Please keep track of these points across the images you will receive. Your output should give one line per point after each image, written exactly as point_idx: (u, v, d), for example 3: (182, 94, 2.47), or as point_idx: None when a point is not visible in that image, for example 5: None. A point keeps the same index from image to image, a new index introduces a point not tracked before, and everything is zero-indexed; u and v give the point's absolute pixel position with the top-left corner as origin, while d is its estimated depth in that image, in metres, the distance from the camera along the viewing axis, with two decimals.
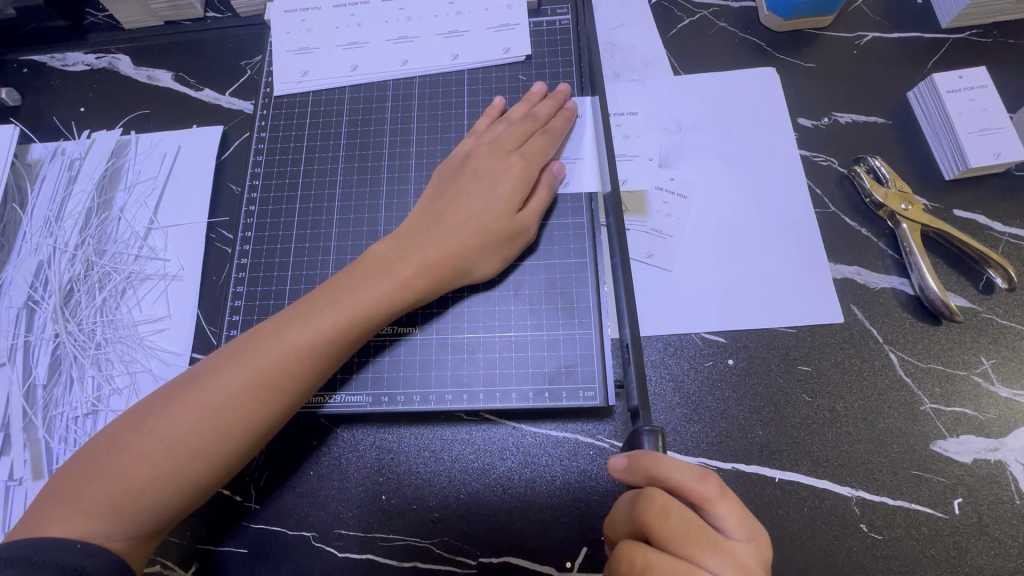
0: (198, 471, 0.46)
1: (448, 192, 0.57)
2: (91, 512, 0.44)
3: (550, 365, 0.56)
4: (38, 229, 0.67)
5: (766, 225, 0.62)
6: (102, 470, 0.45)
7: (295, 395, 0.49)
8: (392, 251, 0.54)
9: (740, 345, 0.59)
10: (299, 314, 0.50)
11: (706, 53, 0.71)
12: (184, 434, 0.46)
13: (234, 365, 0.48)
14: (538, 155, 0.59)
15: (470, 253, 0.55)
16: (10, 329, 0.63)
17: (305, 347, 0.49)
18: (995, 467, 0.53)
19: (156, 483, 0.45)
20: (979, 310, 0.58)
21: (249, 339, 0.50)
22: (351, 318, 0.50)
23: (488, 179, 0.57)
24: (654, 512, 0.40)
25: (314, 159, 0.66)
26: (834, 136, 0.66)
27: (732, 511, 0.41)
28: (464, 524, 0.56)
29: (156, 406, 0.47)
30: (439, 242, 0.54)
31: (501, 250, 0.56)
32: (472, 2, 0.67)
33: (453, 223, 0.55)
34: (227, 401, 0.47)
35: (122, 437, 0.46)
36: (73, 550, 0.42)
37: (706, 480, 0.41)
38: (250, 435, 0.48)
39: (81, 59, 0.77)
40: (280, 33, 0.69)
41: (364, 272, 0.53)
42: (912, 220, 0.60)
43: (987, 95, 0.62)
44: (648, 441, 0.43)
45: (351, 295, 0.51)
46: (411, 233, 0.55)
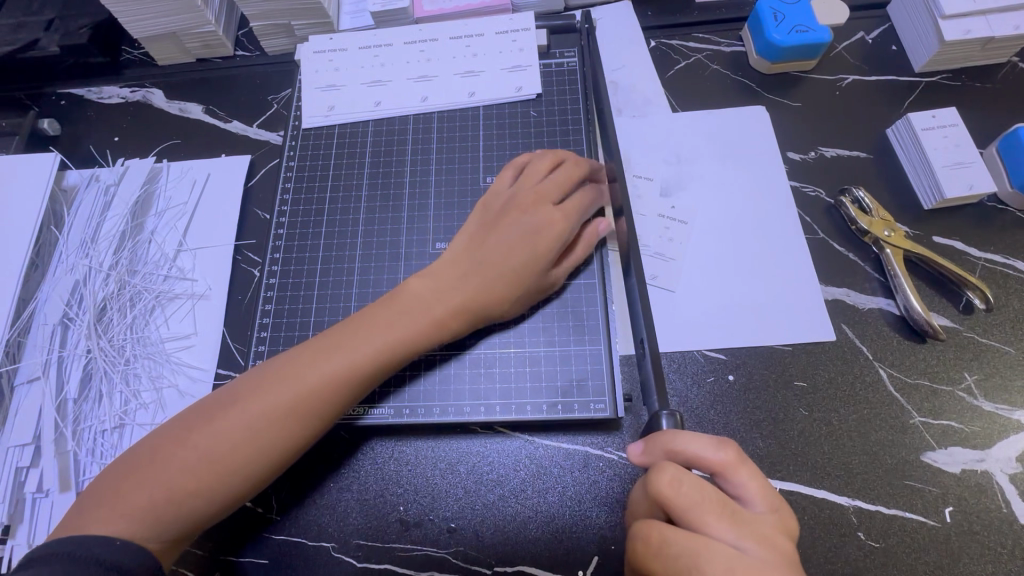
0: (233, 486, 0.49)
1: (488, 233, 0.60)
2: (133, 515, 0.46)
3: (562, 379, 0.59)
4: (73, 250, 0.71)
5: (761, 250, 0.67)
6: (145, 476, 0.48)
7: (327, 419, 0.52)
8: (427, 292, 0.57)
9: (739, 362, 0.62)
10: (336, 343, 0.54)
11: (703, 92, 0.77)
12: (225, 450, 0.49)
13: (273, 386, 0.51)
14: (578, 208, 0.61)
15: (497, 295, 0.57)
16: (44, 345, 0.65)
17: (343, 375, 0.52)
18: (982, 477, 0.56)
19: (195, 492, 0.48)
20: (960, 329, 0.62)
21: (288, 361, 0.53)
22: (382, 353, 0.54)
23: (527, 229, 0.59)
24: (667, 481, 0.41)
25: (337, 187, 0.70)
26: (821, 169, 0.72)
27: (754, 481, 0.42)
28: (479, 534, 0.58)
29: (197, 420, 0.50)
30: (473, 284, 0.57)
31: (530, 290, 0.59)
32: (487, 45, 0.74)
33: (490, 266, 0.58)
34: (266, 422, 0.50)
35: (167, 446, 0.49)
36: (112, 547, 0.44)
37: (721, 448, 0.43)
38: (285, 455, 0.50)
39: (117, 92, 0.82)
40: (309, 72, 0.74)
41: (399, 309, 0.56)
42: (895, 246, 0.64)
43: (959, 132, 0.67)
44: (666, 422, 0.45)
45: (385, 331, 0.54)
46: (443, 274, 0.58)
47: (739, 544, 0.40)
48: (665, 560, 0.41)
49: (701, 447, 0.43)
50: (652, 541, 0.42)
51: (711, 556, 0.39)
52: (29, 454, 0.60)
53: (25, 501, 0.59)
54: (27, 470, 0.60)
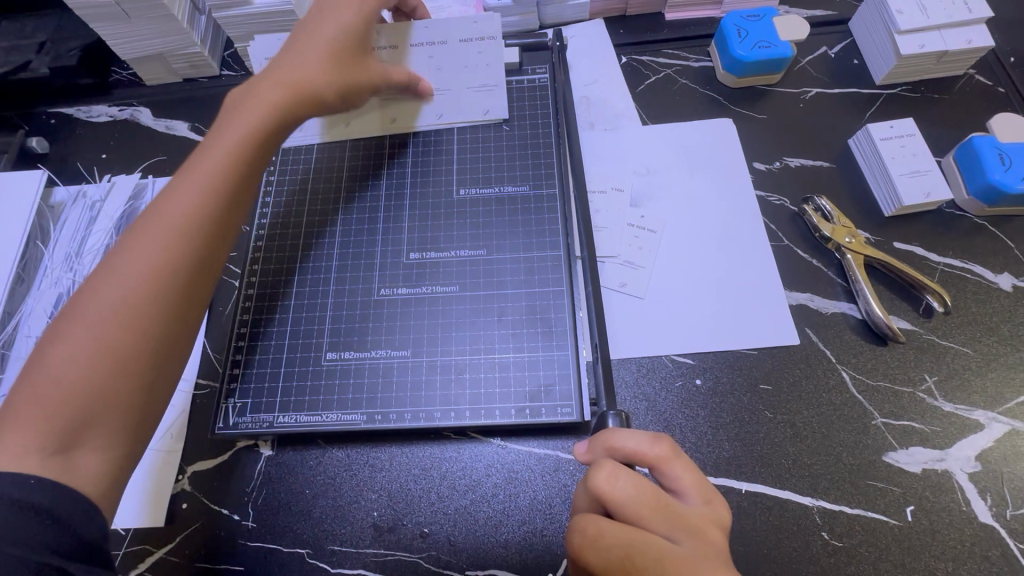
0: (128, 346, 0.47)
1: (280, 55, 0.61)
2: (30, 431, 0.43)
3: (531, 385, 0.61)
4: (59, 264, 0.72)
5: (728, 257, 0.69)
6: (29, 391, 0.45)
7: (212, 219, 0.52)
8: (234, 108, 0.58)
9: (706, 366, 0.64)
10: (180, 185, 0.53)
11: (671, 106, 0.80)
12: (93, 343, 0.46)
13: (145, 234, 0.50)
14: (376, 3, 0.64)
15: (322, 78, 0.59)
16: (28, 357, 0.67)
17: (209, 188, 0.53)
18: (943, 476, 0.57)
19: (83, 384, 0.45)
20: (921, 331, 0.64)
21: (151, 213, 0.51)
22: (229, 163, 0.54)
23: (317, 28, 0.61)
24: (605, 478, 0.43)
25: (315, 199, 0.72)
26: (786, 179, 0.74)
27: (687, 472, 0.45)
28: (452, 538, 0.59)
29: (60, 325, 0.47)
30: (290, 75, 0.59)
31: (345, 67, 0.61)
32: (450, 58, 0.73)
33: (291, 66, 0.59)
34: (141, 265, 0.48)
35: (43, 351, 0.46)
36: (30, 486, 0.41)
37: (656, 443, 0.45)
38: (172, 291, 0.49)
39: (105, 111, 0.85)
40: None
41: (231, 129, 0.56)
42: (856, 252, 0.66)
43: (915, 142, 0.70)
44: (612, 420, 0.52)
45: (226, 141, 0.55)
46: (233, 103, 0.58)
47: (669, 535, 0.42)
48: (603, 554, 0.42)
49: (637, 443, 0.45)
50: (588, 536, 0.43)
51: (644, 548, 0.41)
52: None
53: None
54: None
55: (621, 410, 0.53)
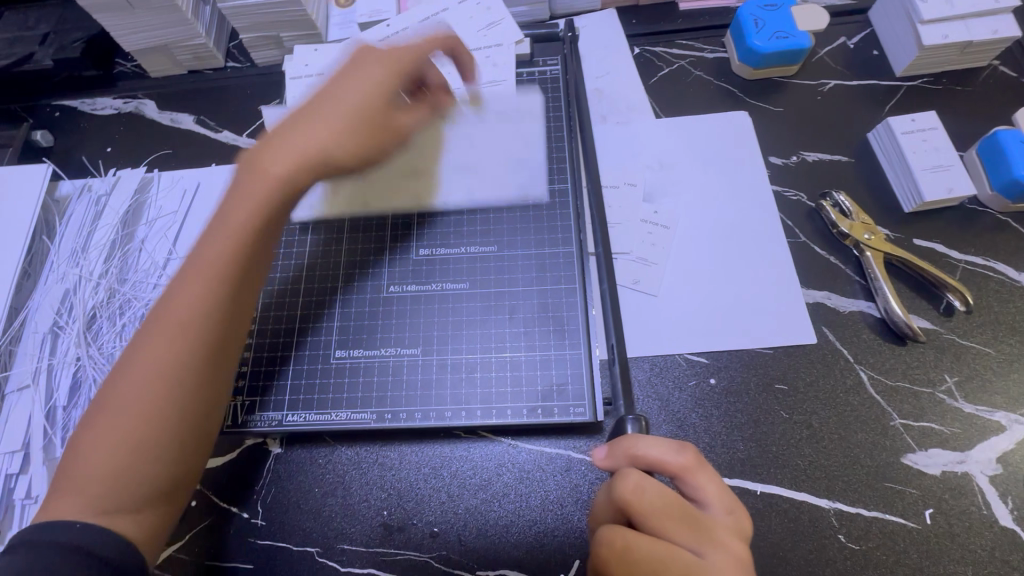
0: (155, 427, 0.46)
1: (298, 112, 0.55)
2: (76, 500, 0.44)
3: (543, 384, 0.60)
4: (65, 259, 0.72)
5: (743, 254, 0.68)
6: (68, 475, 0.45)
7: (217, 301, 0.49)
8: (239, 174, 0.53)
9: (721, 365, 0.63)
10: (188, 268, 0.50)
11: (685, 98, 0.78)
12: (121, 433, 0.45)
13: (158, 325, 0.48)
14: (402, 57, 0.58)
15: (336, 140, 0.53)
16: (35, 353, 0.66)
17: (205, 275, 0.49)
18: (963, 479, 0.56)
19: (117, 460, 0.45)
20: (941, 331, 0.62)
21: (159, 302, 0.49)
22: (240, 238, 0.50)
23: (343, 90, 0.55)
24: (630, 488, 0.42)
25: (323, 194, 0.71)
26: (803, 173, 0.72)
27: (711, 480, 0.44)
28: (462, 539, 0.58)
29: (95, 413, 0.47)
30: (312, 138, 0.53)
31: (370, 131, 0.55)
32: (463, 64, 0.74)
33: (313, 125, 0.53)
34: (156, 354, 0.47)
35: (76, 440, 0.46)
36: (77, 528, 0.42)
37: (681, 452, 0.44)
38: (188, 374, 0.47)
39: (110, 104, 0.84)
40: (289, 98, 0.76)
41: (236, 198, 0.51)
42: (876, 249, 0.65)
43: (937, 136, 0.68)
44: (632, 425, 0.48)
45: (227, 217, 0.51)
46: (240, 177, 0.53)
47: (694, 549, 0.42)
48: (630, 566, 0.42)
49: (663, 452, 0.44)
50: (615, 547, 0.42)
51: (670, 560, 0.41)
52: (18, 461, 0.61)
53: (13, 507, 0.60)
54: (16, 477, 0.61)
55: (640, 414, 0.49)
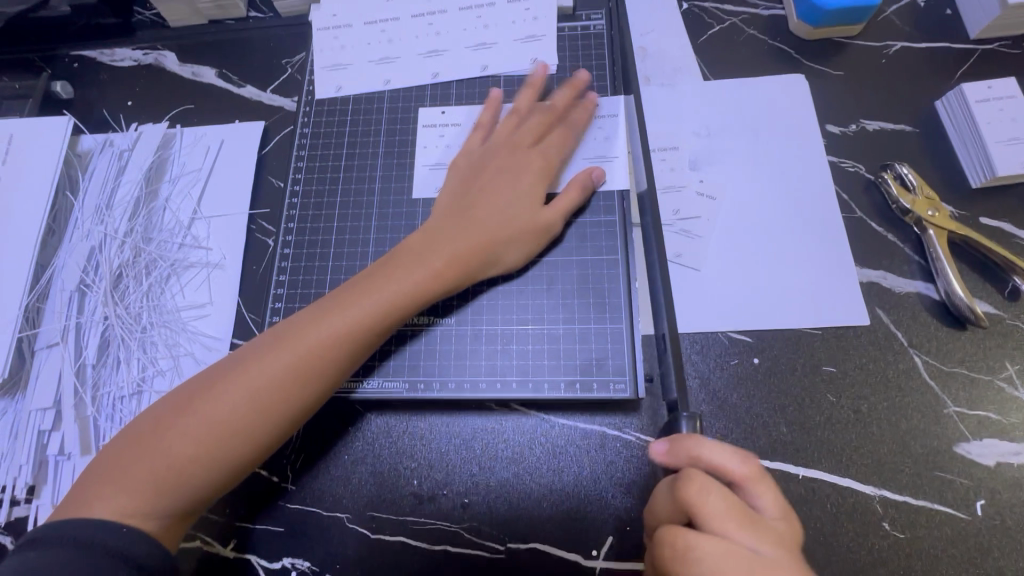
0: (234, 453, 0.48)
1: (472, 189, 0.59)
2: (136, 490, 0.46)
3: (580, 359, 0.58)
4: (89, 216, 0.70)
5: (794, 227, 0.64)
6: (147, 451, 0.47)
7: (351, 353, 0.51)
8: (421, 243, 0.56)
9: (766, 345, 0.60)
10: (332, 305, 0.52)
11: (737, 59, 0.73)
12: (208, 439, 0.48)
13: (276, 349, 0.50)
14: (558, 154, 0.62)
15: (497, 246, 0.57)
16: (61, 311, 0.65)
17: (357, 324, 0.51)
18: (1019, 470, 0.54)
19: (191, 468, 0.47)
20: (1004, 316, 0.59)
21: (289, 325, 0.52)
22: (391, 301, 0.52)
23: (510, 176, 0.59)
24: (696, 488, 0.41)
25: (353, 155, 0.68)
26: (862, 143, 0.67)
27: (769, 494, 0.43)
28: (493, 511, 0.57)
29: (191, 393, 0.49)
30: (462, 236, 0.56)
31: (522, 241, 0.58)
32: (499, 15, 0.70)
33: (479, 215, 0.57)
34: (266, 384, 0.49)
35: (166, 419, 0.49)
36: (118, 533, 0.44)
37: (743, 461, 0.43)
38: (294, 415, 0.50)
39: (129, 55, 0.80)
40: (315, 51, 0.72)
41: (395, 266, 0.54)
42: (939, 227, 0.61)
43: (1015, 105, 0.63)
44: (684, 426, 0.47)
45: (418, 268, 0.54)
46: (415, 240, 0.56)
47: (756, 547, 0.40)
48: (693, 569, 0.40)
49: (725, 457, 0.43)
50: (676, 549, 0.41)
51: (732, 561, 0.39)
52: (50, 418, 0.61)
53: (48, 463, 0.60)
54: (49, 434, 0.61)
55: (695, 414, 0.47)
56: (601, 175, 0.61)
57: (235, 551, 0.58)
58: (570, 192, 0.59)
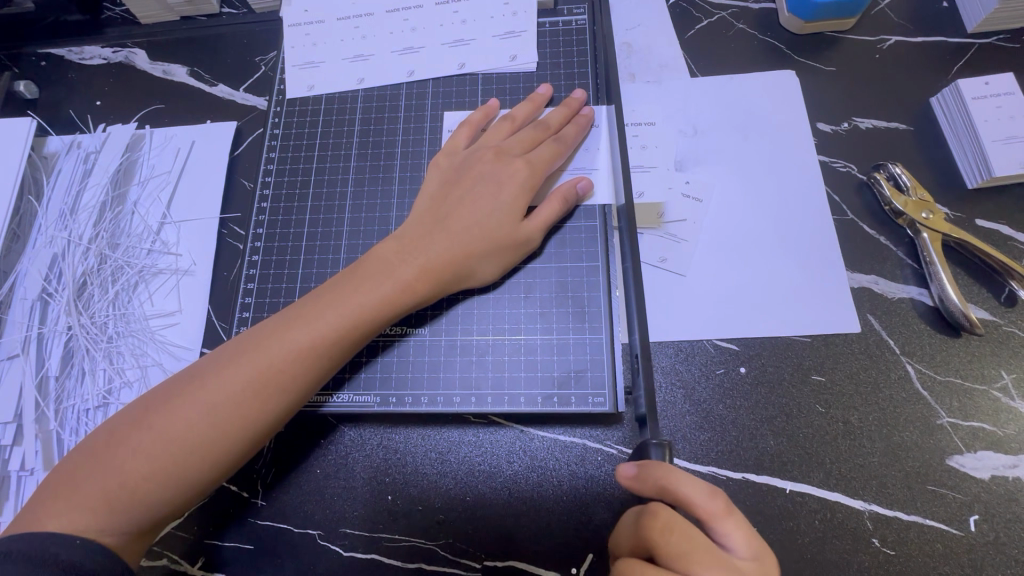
0: (193, 470, 0.46)
1: (451, 196, 0.56)
2: (88, 508, 0.44)
3: (559, 370, 0.56)
4: (53, 221, 0.68)
5: (783, 231, 0.61)
6: (101, 467, 0.45)
7: (319, 367, 0.49)
8: (394, 252, 0.54)
9: (753, 353, 0.58)
10: (300, 315, 0.50)
11: (725, 54, 0.70)
12: (166, 455, 0.46)
13: (239, 362, 0.48)
14: (546, 162, 0.58)
15: (475, 259, 0.54)
16: (24, 321, 0.63)
17: (324, 336, 0.49)
18: (1013, 484, 0.52)
19: (147, 485, 0.45)
20: (1000, 322, 0.57)
21: (255, 335, 0.50)
22: (361, 312, 0.50)
23: (493, 183, 0.56)
24: (659, 528, 0.40)
25: (326, 157, 0.66)
26: (853, 143, 0.65)
27: (737, 531, 0.41)
28: (470, 527, 0.55)
29: (150, 406, 0.47)
30: (437, 245, 0.54)
31: (500, 255, 0.55)
32: (477, 10, 0.67)
33: (456, 227, 0.54)
34: (228, 398, 0.47)
35: (122, 434, 0.46)
36: (73, 546, 0.42)
37: (712, 498, 0.41)
38: (259, 431, 0.48)
39: (98, 53, 0.78)
40: (287, 49, 0.69)
41: (366, 274, 0.52)
42: (933, 229, 0.58)
43: (1014, 102, 0.60)
44: (655, 452, 0.43)
45: (390, 277, 0.52)
46: (389, 247, 0.54)
47: None
48: None
49: (695, 494, 0.41)
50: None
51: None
52: (11, 432, 0.59)
53: (9, 479, 0.58)
54: (9, 449, 0.59)
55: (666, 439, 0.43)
56: (587, 188, 0.58)
57: (202, 569, 0.56)
58: (552, 205, 0.57)
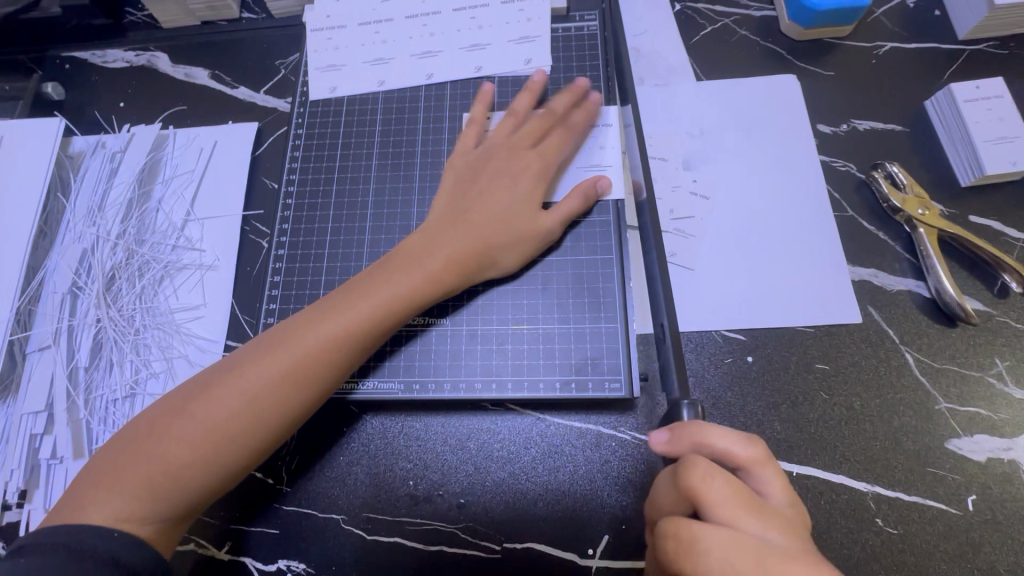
0: (229, 456, 0.48)
1: (470, 191, 0.59)
2: (129, 494, 0.46)
3: (575, 358, 0.58)
4: (81, 218, 0.70)
5: (787, 227, 0.64)
6: (142, 455, 0.47)
7: (349, 356, 0.51)
8: (421, 245, 0.56)
9: (759, 343, 0.60)
10: (329, 307, 0.52)
11: (729, 59, 0.73)
12: (204, 442, 0.47)
13: (272, 353, 0.50)
14: (555, 154, 0.61)
15: (496, 250, 0.57)
16: (53, 314, 0.65)
17: (354, 326, 0.51)
18: (1009, 466, 0.54)
19: (185, 471, 0.47)
20: (994, 313, 0.59)
21: (287, 327, 0.52)
22: (389, 304, 0.52)
23: (508, 178, 0.59)
24: (700, 475, 0.41)
25: (348, 156, 0.68)
26: (853, 143, 0.68)
27: (773, 480, 0.43)
28: (488, 511, 0.57)
29: (187, 396, 0.49)
30: (459, 239, 0.56)
31: (520, 246, 0.58)
32: (492, 16, 0.70)
33: (477, 220, 0.57)
34: (262, 388, 0.49)
35: (161, 422, 0.48)
36: (109, 537, 0.44)
37: (749, 444, 0.44)
38: (292, 418, 0.50)
39: (122, 56, 0.80)
40: (309, 52, 0.72)
41: (392, 267, 0.54)
42: (929, 225, 0.61)
43: (1003, 104, 0.63)
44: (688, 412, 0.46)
45: (416, 270, 0.54)
46: (413, 242, 0.56)
47: (763, 537, 0.39)
48: (697, 558, 0.39)
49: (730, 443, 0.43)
50: (682, 539, 0.40)
51: (740, 549, 0.38)
52: (42, 422, 0.61)
53: (39, 467, 0.60)
54: (40, 438, 0.60)
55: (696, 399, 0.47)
56: (607, 185, 0.62)
57: (230, 554, 0.58)
58: (572, 198, 0.59)
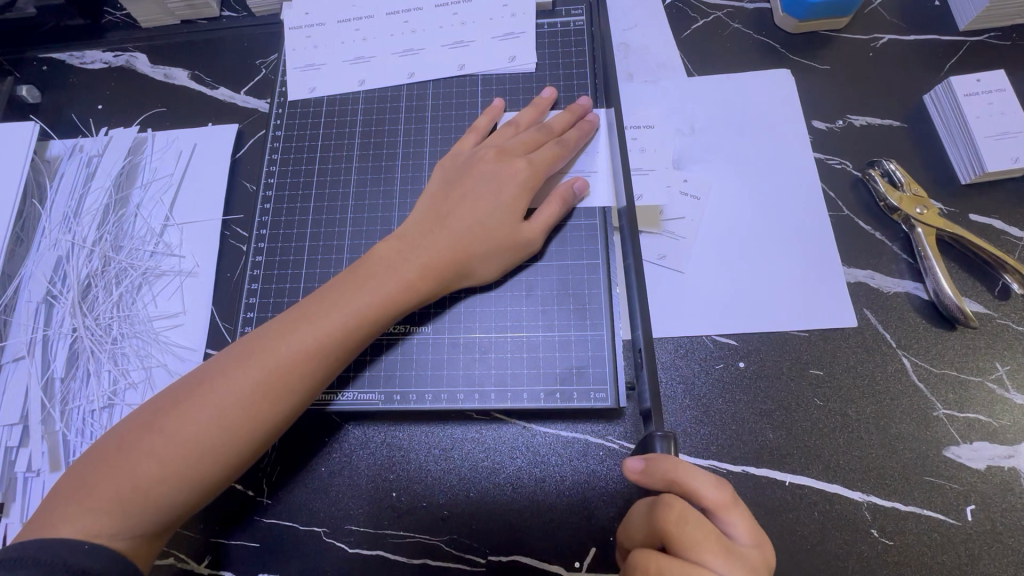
0: (202, 471, 0.46)
1: (452, 196, 0.57)
2: (100, 512, 0.45)
3: (561, 366, 0.56)
4: (57, 225, 0.68)
5: (779, 228, 0.62)
6: (112, 471, 0.46)
7: (325, 367, 0.50)
8: (398, 251, 0.54)
9: (751, 348, 0.58)
10: (304, 316, 0.51)
11: (721, 54, 0.71)
12: (177, 458, 0.46)
13: (245, 364, 0.48)
14: (548, 165, 0.59)
15: (476, 261, 0.55)
16: (29, 323, 0.64)
17: (329, 336, 0.50)
18: (1009, 474, 0.53)
19: (157, 487, 0.46)
20: (994, 315, 0.57)
21: (261, 337, 0.50)
22: (365, 313, 0.51)
23: (492, 184, 0.57)
24: (674, 516, 0.41)
25: (328, 158, 0.66)
26: (849, 139, 0.66)
27: (739, 522, 0.42)
28: (473, 523, 0.56)
29: (159, 410, 0.48)
30: (438, 246, 0.54)
31: (502, 256, 0.56)
32: (476, 12, 0.68)
33: (458, 226, 0.55)
34: (236, 400, 0.47)
35: (131, 438, 0.47)
36: (82, 551, 0.43)
37: (719, 488, 0.43)
38: (268, 431, 0.48)
39: (100, 57, 0.78)
40: (288, 51, 0.70)
41: (369, 274, 0.53)
42: (928, 225, 0.59)
43: (1005, 98, 0.61)
44: (660, 445, 0.45)
45: (392, 277, 0.53)
46: (390, 248, 0.55)
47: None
48: None
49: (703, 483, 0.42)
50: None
51: None
52: (18, 434, 0.60)
53: (15, 480, 0.58)
54: (16, 450, 0.59)
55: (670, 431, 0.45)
56: (584, 188, 0.59)
57: (209, 567, 0.56)
58: (552, 206, 0.58)
